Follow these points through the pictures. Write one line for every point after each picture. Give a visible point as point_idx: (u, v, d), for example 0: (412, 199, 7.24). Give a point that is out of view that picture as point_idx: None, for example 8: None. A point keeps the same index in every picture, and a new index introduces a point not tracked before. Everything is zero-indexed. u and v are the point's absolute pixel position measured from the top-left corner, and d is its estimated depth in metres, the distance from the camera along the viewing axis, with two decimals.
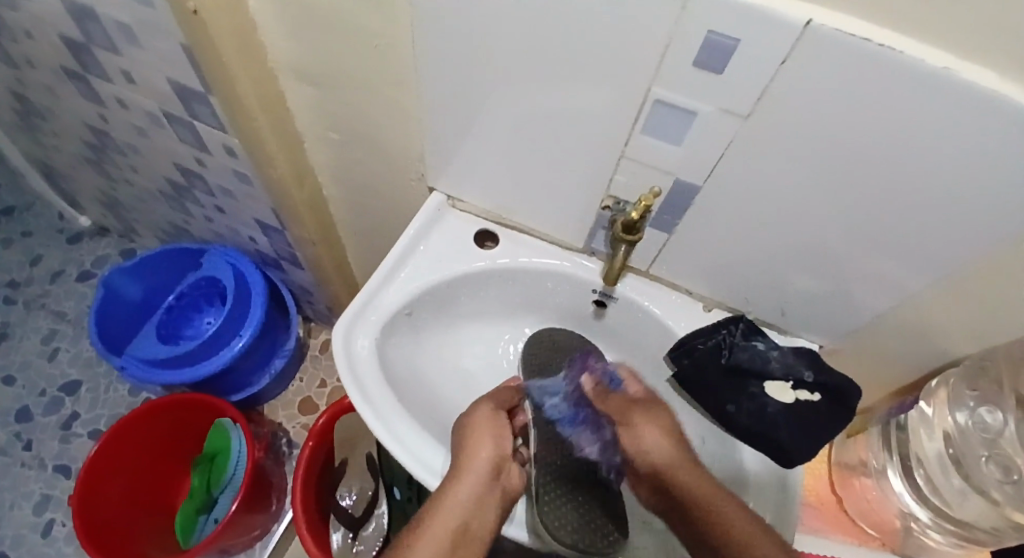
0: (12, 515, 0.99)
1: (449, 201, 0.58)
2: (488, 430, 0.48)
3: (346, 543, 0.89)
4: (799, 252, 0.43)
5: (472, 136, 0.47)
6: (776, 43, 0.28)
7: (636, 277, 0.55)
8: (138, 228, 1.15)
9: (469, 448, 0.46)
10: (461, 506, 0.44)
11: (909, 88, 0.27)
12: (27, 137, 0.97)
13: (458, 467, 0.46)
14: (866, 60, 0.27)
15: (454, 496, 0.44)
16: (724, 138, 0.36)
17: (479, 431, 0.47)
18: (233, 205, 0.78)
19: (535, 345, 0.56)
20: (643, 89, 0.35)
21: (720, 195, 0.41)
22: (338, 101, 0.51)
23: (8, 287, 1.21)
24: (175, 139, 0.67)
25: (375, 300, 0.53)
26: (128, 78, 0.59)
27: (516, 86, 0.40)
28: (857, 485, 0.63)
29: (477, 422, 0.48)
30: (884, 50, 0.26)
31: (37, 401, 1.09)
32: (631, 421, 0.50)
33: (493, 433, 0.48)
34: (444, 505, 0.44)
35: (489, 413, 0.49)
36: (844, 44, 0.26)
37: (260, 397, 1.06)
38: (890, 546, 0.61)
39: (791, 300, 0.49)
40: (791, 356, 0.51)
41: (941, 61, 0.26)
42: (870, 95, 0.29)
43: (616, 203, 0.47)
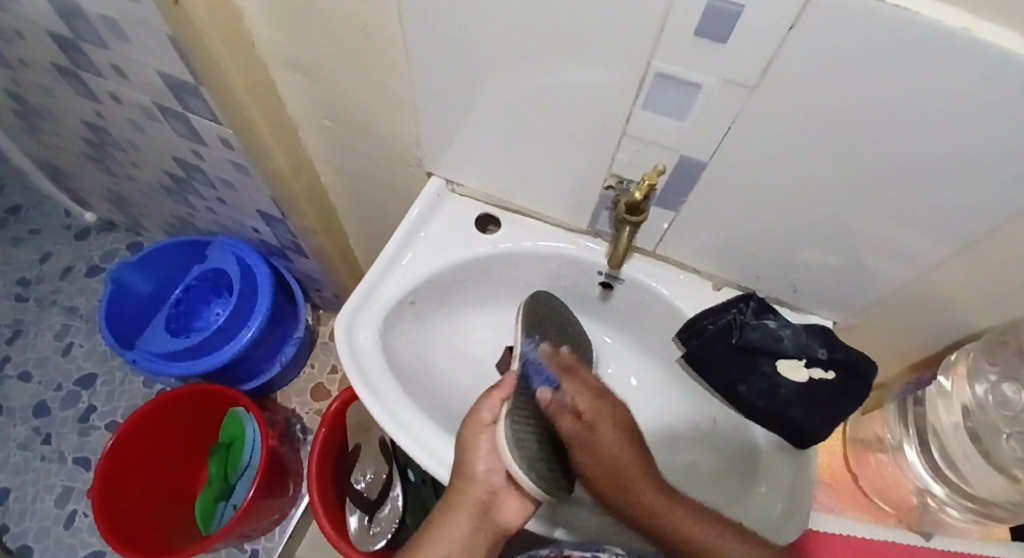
0: (37, 508, 1.02)
1: (449, 186, 0.57)
2: (485, 440, 0.46)
3: (363, 525, 0.91)
4: (810, 225, 0.42)
5: (467, 117, 0.46)
6: (783, 9, 0.26)
7: (643, 258, 0.54)
8: (144, 223, 1.15)
9: (467, 466, 0.46)
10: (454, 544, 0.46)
11: (927, 53, 0.25)
12: (27, 136, 0.97)
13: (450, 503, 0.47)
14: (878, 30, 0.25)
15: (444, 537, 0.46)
16: (729, 113, 0.34)
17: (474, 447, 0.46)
18: (234, 196, 0.77)
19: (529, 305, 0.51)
20: (643, 63, 0.33)
21: (727, 170, 0.39)
22: (330, 88, 0.49)
23: (19, 286, 1.22)
24: (171, 132, 0.66)
25: (377, 291, 0.52)
26: (117, 72, 0.57)
27: (511, 64, 0.38)
28: (873, 461, 0.62)
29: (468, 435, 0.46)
30: (898, 12, 0.24)
31: (55, 396, 1.11)
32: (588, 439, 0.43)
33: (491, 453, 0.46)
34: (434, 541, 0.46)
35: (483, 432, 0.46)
36: (857, 8, 0.24)
37: (273, 385, 1.06)
38: (908, 523, 0.62)
39: (804, 276, 0.47)
40: (804, 334, 0.49)
41: (959, 22, 0.24)
42: (887, 62, 0.27)
43: (619, 181, 0.45)
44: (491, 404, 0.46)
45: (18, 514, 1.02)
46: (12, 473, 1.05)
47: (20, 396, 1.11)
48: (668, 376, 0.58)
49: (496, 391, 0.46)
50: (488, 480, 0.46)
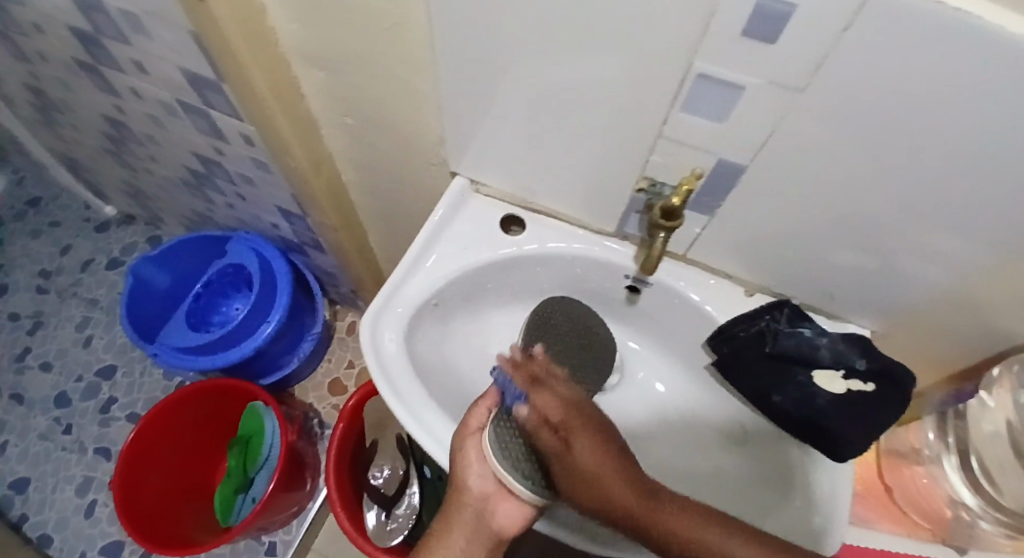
0: (58, 497, 1.04)
1: (472, 185, 0.56)
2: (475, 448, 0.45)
3: (380, 522, 0.91)
4: (850, 232, 0.40)
5: (493, 115, 0.44)
6: (837, 9, 0.24)
7: (672, 262, 0.53)
8: (163, 216, 1.16)
9: (457, 477, 0.45)
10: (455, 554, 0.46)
11: (994, 61, 0.23)
12: (48, 130, 0.97)
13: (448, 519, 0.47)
14: (944, 35, 0.23)
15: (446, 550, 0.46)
16: (774, 115, 0.32)
17: (462, 455, 0.45)
18: (254, 192, 0.77)
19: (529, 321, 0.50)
20: (683, 64, 0.31)
21: (766, 173, 0.38)
22: (352, 85, 0.48)
23: (40, 277, 1.24)
24: (191, 128, 0.66)
25: (400, 293, 0.52)
26: (139, 68, 0.57)
27: (542, 62, 0.37)
28: (908, 473, 0.61)
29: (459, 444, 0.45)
30: (957, 16, 0.22)
31: (75, 387, 1.13)
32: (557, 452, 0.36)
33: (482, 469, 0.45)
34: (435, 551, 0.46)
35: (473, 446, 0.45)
36: (911, 11, 0.22)
37: (291, 379, 1.07)
38: (941, 537, 0.58)
39: (841, 283, 0.46)
40: (841, 343, 0.48)
41: (1019, 26, 0.22)
42: (946, 68, 0.25)
43: (653, 183, 0.44)
44: (478, 413, 0.46)
45: (38, 503, 1.04)
46: (33, 463, 1.07)
47: (40, 387, 1.13)
48: (694, 381, 0.57)
49: (482, 401, 0.46)
50: (479, 488, 0.45)
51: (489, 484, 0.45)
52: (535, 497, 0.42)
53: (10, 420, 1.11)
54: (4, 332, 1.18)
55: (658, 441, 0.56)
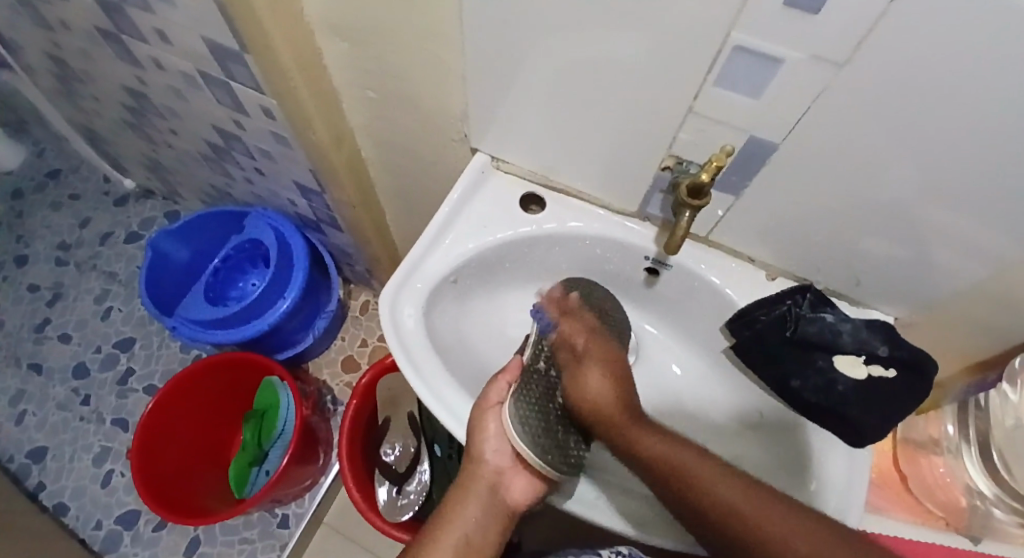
0: (75, 465, 1.07)
1: (493, 162, 0.55)
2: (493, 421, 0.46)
3: (391, 497, 0.93)
4: (880, 217, 0.39)
5: (518, 90, 0.44)
6: None
7: (694, 244, 0.52)
8: (181, 191, 1.17)
9: (475, 451, 0.47)
10: (467, 524, 0.48)
11: None
12: (69, 102, 0.98)
13: (463, 489, 0.49)
14: (999, 10, 0.22)
15: (460, 520, 0.48)
16: (812, 91, 0.31)
17: (481, 428, 0.45)
18: (273, 167, 0.77)
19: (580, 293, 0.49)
20: (720, 36, 0.31)
21: (798, 153, 0.37)
22: (376, 58, 0.48)
23: (60, 250, 1.26)
24: (212, 100, 0.66)
25: (419, 268, 0.52)
26: (162, 38, 0.57)
27: (571, 35, 0.36)
28: (924, 462, 0.60)
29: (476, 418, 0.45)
30: None
31: (94, 358, 1.15)
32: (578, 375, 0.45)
33: (498, 445, 0.46)
34: (451, 522, 0.48)
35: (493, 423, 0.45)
36: None
37: (305, 355, 1.08)
38: (955, 526, 0.59)
39: (867, 269, 0.45)
40: (864, 329, 0.48)
41: None
42: (994, 47, 0.24)
43: (679, 162, 0.43)
44: (498, 387, 0.46)
45: (56, 471, 1.07)
46: (51, 431, 1.10)
47: (59, 358, 1.16)
48: (711, 366, 0.56)
49: (502, 375, 0.47)
50: (494, 462, 0.47)
51: (504, 458, 0.47)
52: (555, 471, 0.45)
53: (30, 389, 1.13)
54: (25, 303, 1.21)
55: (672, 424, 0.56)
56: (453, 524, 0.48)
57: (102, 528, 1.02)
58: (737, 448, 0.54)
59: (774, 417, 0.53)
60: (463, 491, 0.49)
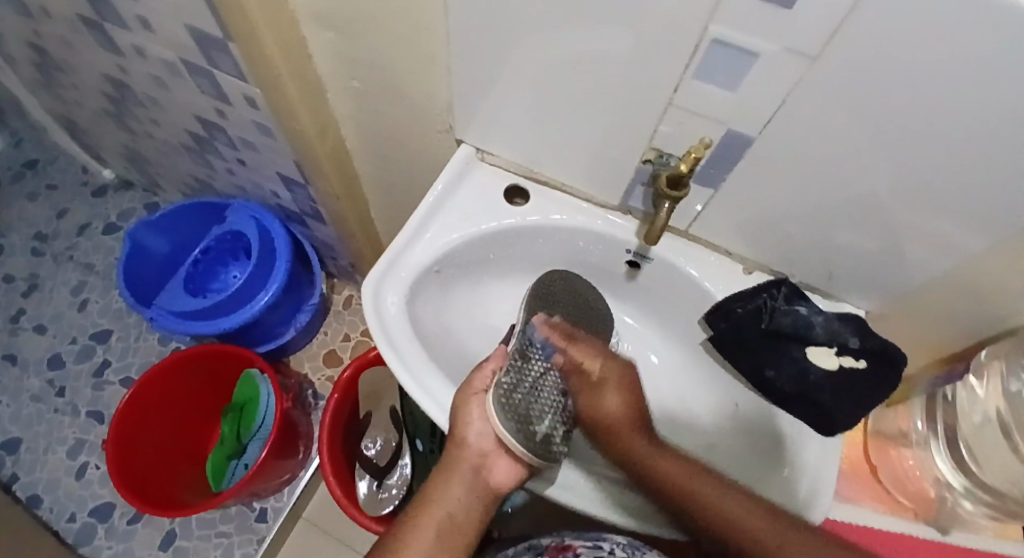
0: (49, 459, 1.04)
1: (478, 154, 0.56)
2: (477, 407, 0.45)
3: (372, 491, 0.93)
4: (851, 211, 0.40)
5: (502, 80, 0.44)
6: None
7: (673, 237, 0.53)
8: (162, 182, 1.15)
9: (457, 433, 0.46)
10: (450, 506, 0.47)
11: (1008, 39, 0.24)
12: (46, 88, 0.96)
13: (447, 473, 0.48)
14: (960, 7, 0.23)
15: (443, 501, 0.47)
16: (787, 84, 0.32)
17: (465, 411, 0.45)
18: (256, 157, 0.76)
19: (547, 285, 0.52)
20: (698, 28, 0.31)
21: (774, 148, 0.38)
22: (361, 46, 0.48)
23: (35, 240, 1.23)
24: (195, 89, 0.65)
25: (403, 258, 0.52)
26: (144, 23, 0.56)
27: (555, 27, 0.36)
28: (894, 454, 0.63)
29: (460, 401, 0.45)
30: None
31: (69, 350, 1.13)
32: (594, 395, 0.47)
33: (481, 427, 0.45)
34: (431, 505, 0.47)
35: (474, 415, 0.45)
36: None
37: (287, 349, 1.07)
38: (922, 515, 0.64)
39: (840, 263, 0.46)
40: (835, 322, 0.49)
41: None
42: (956, 43, 0.25)
43: (659, 155, 0.44)
44: (483, 375, 0.46)
45: (29, 464, 1.04)
46: (24, 424, 1.07)
47: (34, 349, 1.13)
48: (689, 358, 0.58)
49: (488, 362, 0.47)
50: (478, 444, 0.46)
51: (489, 440, 0.46)
52: (535, 458, 0.45)
53: (3, 381, 1.10)
54: None
55: (652, 416, 0.57)
56: (434, 507, 0.47)
57: (76, 520, 1.00)
58: (715, 438, 0.55)
59: (749, 407, 0.54)
60: (443, 476, 0.48)
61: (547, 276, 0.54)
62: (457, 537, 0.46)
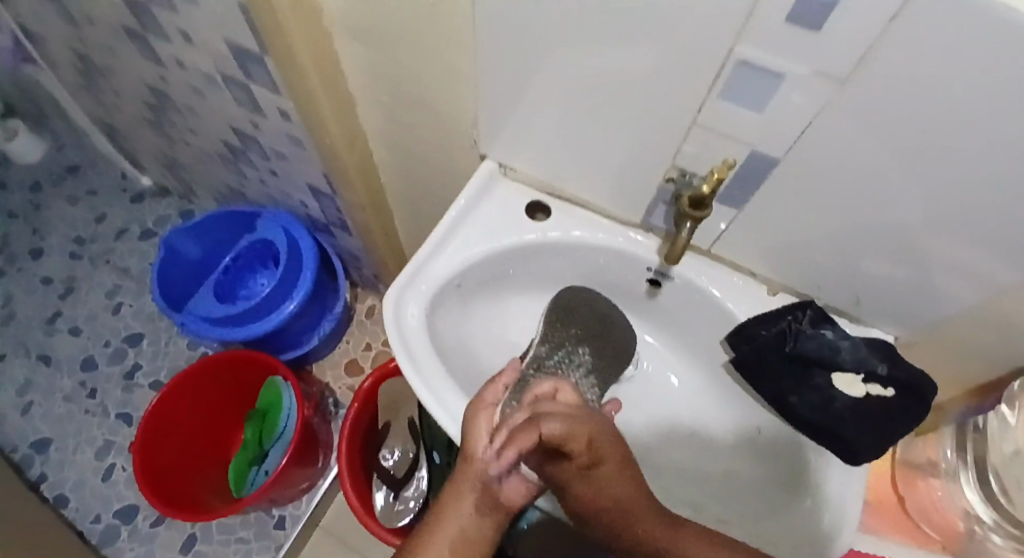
0: (77, 459, 1.08)
1: (501, 169, 0.56)
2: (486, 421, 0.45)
3: (388, 503, 0.93)
4: (880, 235, 0.39)
5: (527, 96, 0.45)
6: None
7: (696, 256, 0.53)
8: (197, 190, 1.19)
9: (466, 448, 0.45)
10: (463, 518, 0.45)
11: None
12: (92, 98, 1.01)
13: (457, 486, 0.46)
14: (989, 30, 0.23)
15: (457, 513, 0.46)
16: (813, 105, 0.32)
17: (473, 429, 0.45)
18: (287, 168, 0.79)
19: (558, 305, 0.53)
20: (723, 48, 0.31)
21: (801, 168, 0.37)
22: (390, 63, 0.49)
23: (75, 244, 1.28)
24: (232, 101, 0.68)
25: (425, 270, 0.53)
26: (186, 38, 0.59)
27: (582, 45, 0.37)
28: (922, 485, 0.61)
29: (468, 415, 0.46)
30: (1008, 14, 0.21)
31: (102, 352, 1.17)
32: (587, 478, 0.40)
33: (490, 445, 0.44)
34: (442, 518, 0.46)
35: (483, 432, 0.45)
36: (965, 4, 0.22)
37: (309, 356, 1.09)
38: (950, 549, 0.58)
39: (868, 288, 0.45)
40: (863, 348, 0.48)
41: None
42: (986, 68, 0.25)
43: (682, 174, 0.44)
44: (495, 388, 0.46)
45: (57, 465, 1.07)
46: (55, 423, 1.11)
47: (68, 349, 1.17)
48: (711, 380, 0.57)
49: (499, 377, 0.47)
50: (487, 463, 0.44)
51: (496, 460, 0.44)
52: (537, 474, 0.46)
53: (37, 379, 1.15)
54: (38, 295, 1.23)
55: (671, 440, 0.56)
56: (445, 524, 0.45)
57: (100, 522, 1.03)
58: (735, 464, 0.54)
59: (772, 434, 0.53)
60: (449, 493, 0.46)
61: (563, 295, 0.54)
62: (470, 551, 0.45)
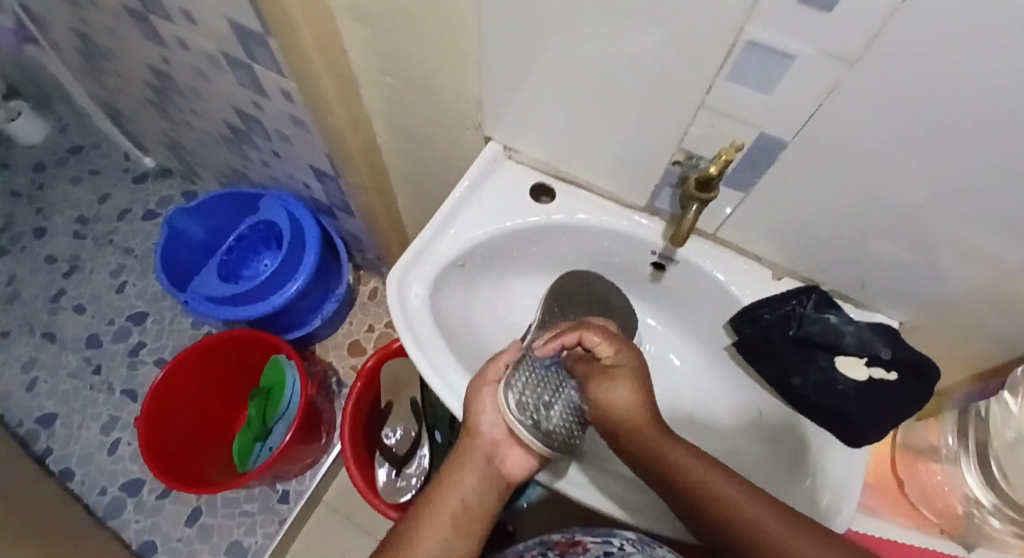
0: (83, 434, 1.09)
1: (506, 151, 0.56)
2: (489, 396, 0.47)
3: (391, 479, 0.95)
4: (886, 219, 0.39)
5: (533, 77, 0.44)
6: None
7: (700, 240, 0.53)
8: (199, 170, 1.19)
9: (469, 421, 0.47)
10: (464, 492, 0.47)
11: None
12: (92, 77, 1.00)
13: (459, 461, 0.48)
14: (1005, 15, 0.22)
15: (460, 487, 0.47)
16: (823, 88, 0.32)
17: (477, 402, 0.46)
18: (290, 149, 0.78)
19: (562, 287, 0.53)
20: (734, 29, 0.31)
21: (808, 152, 0.37)
22: (394, 43, 0.49)
23: (78, 223, 1.28)
24: (234, 81, 0.67)
25: (429, 252, 0.53)
26: (187, 17, 0.58)
27: (589, 26, 0.36)
28: (923, 469, 0.62)
29: (471, 389, 0.47)
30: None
31: (107, 330, 1.18)
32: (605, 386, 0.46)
33: (493, 416, 0.46)
34: (443, 491, 0.47)
35: (488, 402, 0.46)
36: None
37: (313, 337, 1.10)
38: (950, 533, 0.59)
39: (873, 272, 0.45)
40: (867, 331, 0.48)
41: None
42: (1000, 54, 0.24)
43: (689, 157, 0.44)
44: (496, 365, 0.48)
45: (63, 440, 1.09)
46: (62, 400, 1.12)
47: (73, 328, 1.18)
48: (713, 362, 0.57)
49: (502, 355, 0.48)
50: (490, 433, 0.46)
51: (500, 430, 0.46)
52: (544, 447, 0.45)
53: (43, 357, 1.16)
54: (42, 274, 1.23)
55: (672, 420, 0.57)
56: (447, 497, 0.46)
57: (107, 494, 1.05)
58: (735, 444, 0.55)
59: (772, 415, 0.53)
60: (454, 471, 0.48)
61: (564, 280, 0.54)
62: (472, 523, 0.46)
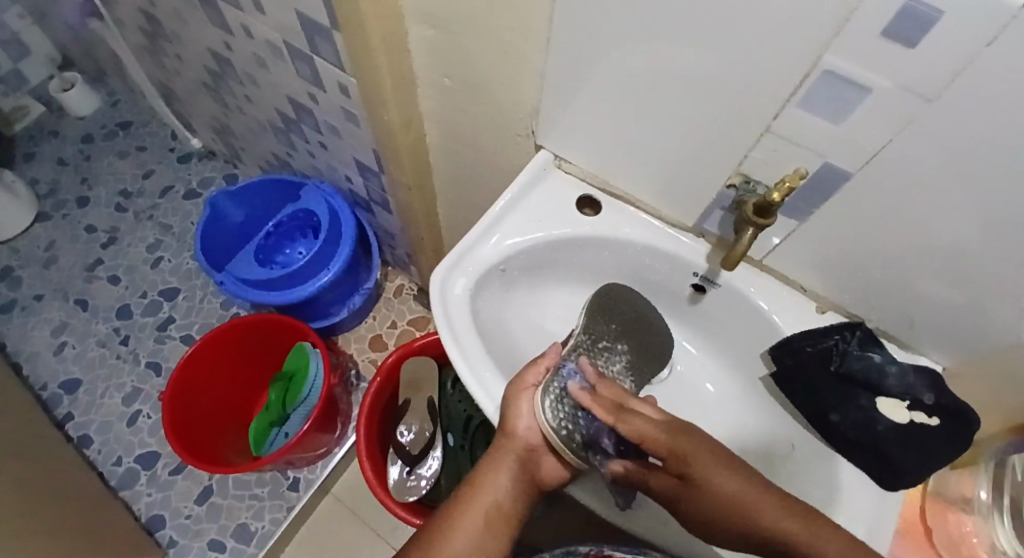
0: (105, 402, 1.12)
1: (555, 161, 0.57)
2: (526, 400, 0.46)
3: (402, 477, 0.93)
4: (941, 262, 0.39)
5: (594, 88, 0.44)
6: (985, 26, 0.23)
7: (747, 266, 0.52)
8: (242, 156, 1.22)
9: (505, 423, 0.47)
10: (497, 491, 0.47)
11: None
12: (152, 58, 1.03)
13: (495, 457, 0.48)
14: None
15: (493, 486, 0.47)
16: (897, 122, 0.31)
17: (514, 407, 0.46)
18: (337, 143, 0.80)
19: (615, 293, 0.53)
20: (811, 57, 0.31)
21: (870, 187, 0.37)
22: (457, 47, 0.50)
23: (121, 196, 1.32)
24: (293, 72, 0.69)
25: (472, 252, 0.53)
26: (257, 7, 0.60)
27: (660, 44, 0.37)
28: (952, 518, 0.59)
29: (509, 392, 0.46)
30: None
31: (138, 302, 1.21)
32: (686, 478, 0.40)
33: (527, 411, 0.46)
34: (477, 490, 0.47)
35: (523, 407, 0.46)
36: None
37: (337, 328, 1.11)
38: None
39: (923, 314, 0.44)
40: (911, 373, 0.47)
41: None
42: None
43: (746, 181, 0.44)
44: (536, 370, 0.47)
45: (85, 405, 1.12)
46: (87, 366, 1.15)
47: (105, 297, 1.22)
48: (747, 390, 0.56)
49: (542, 359, 0.47)
50: (525, 437, 0.46)
51: (535, 436, 0.46)
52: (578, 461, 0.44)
53: (74, 322, 1.19)
54: (80, 242, 1.27)
55: None
56: (480, 495, 0.47)
57: (121, 465, 1.07)
58: None
59: (800, 450, 0.52)
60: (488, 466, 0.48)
61: (610, 289, 0.53)
62: (502, 525, 0.47)
